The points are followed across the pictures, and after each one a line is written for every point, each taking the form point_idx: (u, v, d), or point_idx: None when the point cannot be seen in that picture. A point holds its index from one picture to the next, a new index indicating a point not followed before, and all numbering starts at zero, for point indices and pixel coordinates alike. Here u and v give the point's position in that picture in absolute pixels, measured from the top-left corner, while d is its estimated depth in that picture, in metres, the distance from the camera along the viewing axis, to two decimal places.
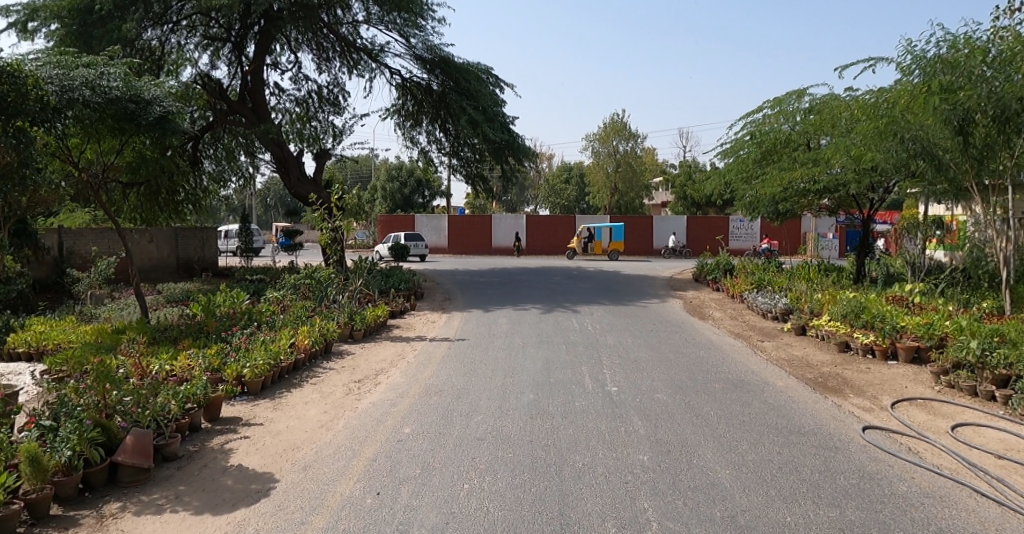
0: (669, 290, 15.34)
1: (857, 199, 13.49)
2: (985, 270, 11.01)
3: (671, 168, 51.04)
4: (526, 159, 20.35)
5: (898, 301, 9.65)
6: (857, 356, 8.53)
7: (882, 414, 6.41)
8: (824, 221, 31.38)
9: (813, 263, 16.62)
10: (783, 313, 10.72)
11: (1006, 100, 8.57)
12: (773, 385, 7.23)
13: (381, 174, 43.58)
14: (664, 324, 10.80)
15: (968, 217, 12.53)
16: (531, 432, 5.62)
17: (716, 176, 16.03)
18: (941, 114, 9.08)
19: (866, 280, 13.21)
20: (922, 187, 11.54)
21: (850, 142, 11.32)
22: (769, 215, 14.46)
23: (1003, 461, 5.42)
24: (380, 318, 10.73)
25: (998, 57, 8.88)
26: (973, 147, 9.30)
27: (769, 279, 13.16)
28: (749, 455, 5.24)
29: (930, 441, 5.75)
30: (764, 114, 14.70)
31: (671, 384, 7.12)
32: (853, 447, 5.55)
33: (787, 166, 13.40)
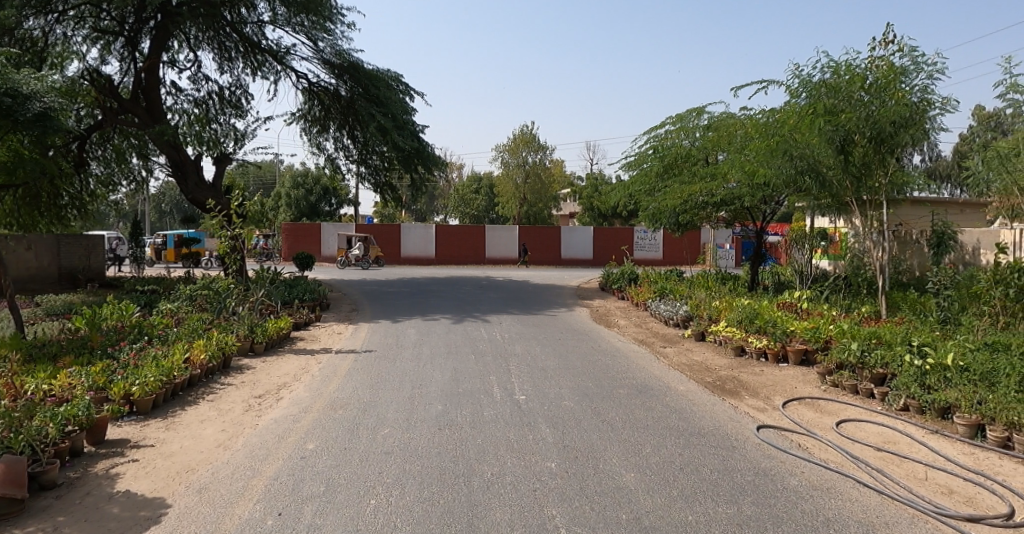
0: (576, 299, 15.64)
1: (750, 212, 14.19)
2: (863, 278, 11.85)
3: (577, 181, 52.38)
4: (435, 168, 20.34)
5: (788, 307, 10.23)
6: (751, 360, 8.96)
7: (774, 414, 6.77)
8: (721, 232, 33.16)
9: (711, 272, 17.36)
10: (683, 320, 11.14)
11: (881, 123, 9.36)
12: (674, 390, 7.49)
13: (286, 182, 42.14)
14: (571, 332, 10.98)
15: (848, 229, 13.44)
16: (439, 444, 5.54)
17: (620, 188, 16.47)
18: (825, 134, 9.70)
19: (759, 288, 13.92)
20: (808, 202, 12.31)
21: (746, 159, 11.93)
22: (670, 226, 14.93)
23: (882, 453, 5.90)
24: (283, 329, 10.34)
25: (874, 83, 9.58)
26: (852, 165, 9.92)
27: (670, 287, 13.65)
28: (652, 457, 5.41)
29: (817, 437, 6.14)
30: (665, 129, 15.25)
31: (577, 391, 7.24)
32: (748, 446, 5.83)
33: (687, 180, 13.94)
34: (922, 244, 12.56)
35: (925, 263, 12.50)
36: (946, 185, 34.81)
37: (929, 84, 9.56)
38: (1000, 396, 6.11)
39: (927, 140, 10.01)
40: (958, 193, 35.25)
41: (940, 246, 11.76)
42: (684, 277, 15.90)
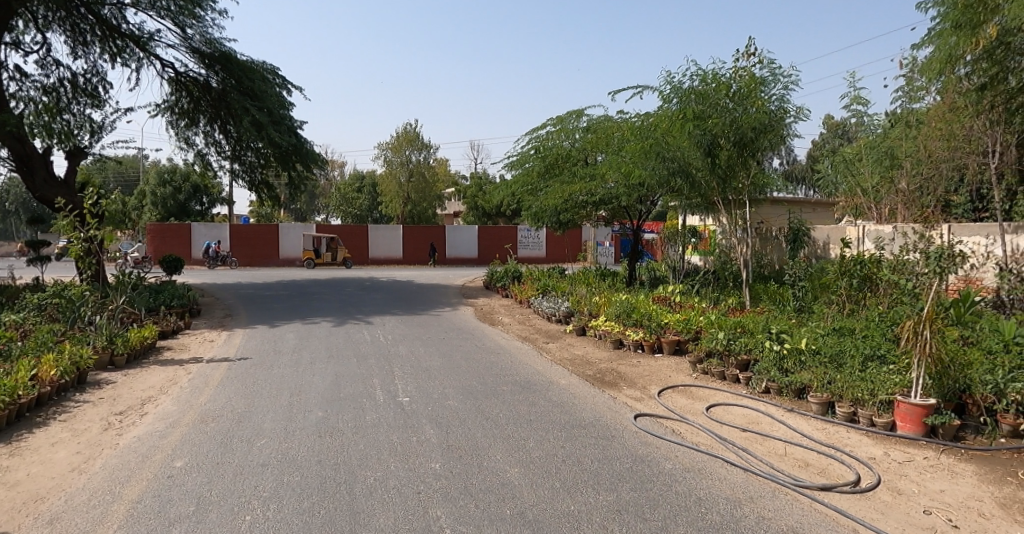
0: (461, 299, 15.67)
1: (627, 211, 14.77)
2: (730, 272, 12.68)
3: (462, 180, 52.52)
4: (315, 165, 19.69)
5: (662, 301, 10.78)
6: (629, 352, 9.35)
7: (650, 403, 7.11)
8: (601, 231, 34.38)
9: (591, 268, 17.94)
10: (565, 316, 11.45)
11: (743, 128, 10.05)
12: (556, 384, 7.68)
13: (151, 178, 39.04)
14: (455, 331, 10.99)
15: (715, 226, 14.31)
16: (319, 452, 5.36)
17: (503, 188, 16.65)
18: (694, 138, 10.25)
19: (636, 283, 14.54)
20: (680, 201, 13.02)
21: (623, 160, 12.40)
22: (552, 225, 15.20)
23: (748, 433, 6.36)
24: (148, 339, 9.60)
25: (738, 91, 10.25)
26: (718, 167, 10.48)
27: (553, 284, 13.96)
28: (535, 451, 5.52)
29: (690, 421, 6.51)
30: (546, 130, 15.58)
31: (461, 390, 7.24)
32: (626, 434, 6.09)
33: (567, 180, 14.32)
34: (780, 240, 13.61)
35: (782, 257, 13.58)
36: (801, 187, 38.06)
37: (784, 94, 10.38)
38: (846, 376, 6.80)
39: (783, 146, 10.85)
40: (810, 194, 38.69)
41: (796, 241, 12.79)
42: (566, 274, 16.33)
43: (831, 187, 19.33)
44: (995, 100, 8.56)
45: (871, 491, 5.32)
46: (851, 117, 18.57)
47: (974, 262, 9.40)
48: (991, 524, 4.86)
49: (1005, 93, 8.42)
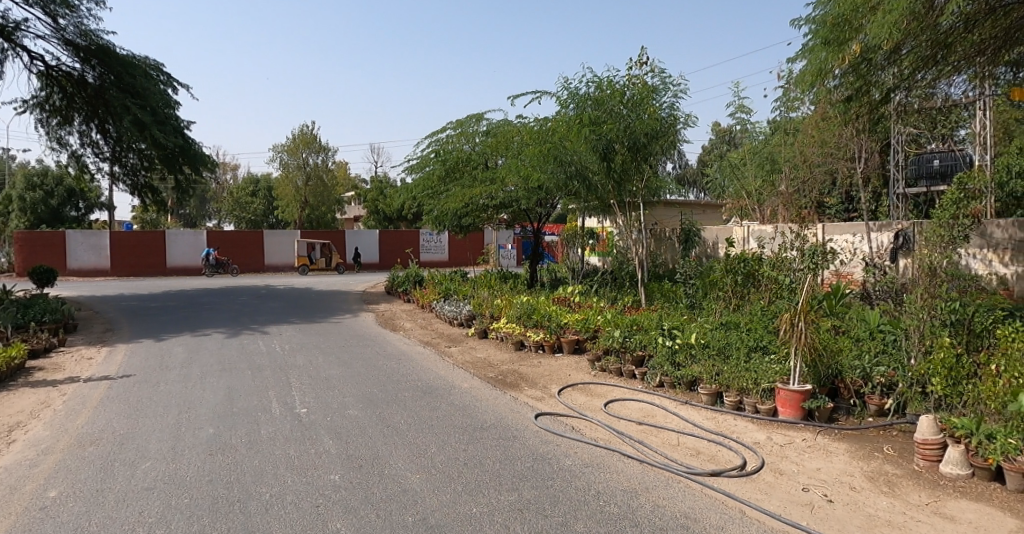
0: (362, 305, 15.39)
1: (528, 214, 14.98)
2: (627, 272, 13.15)
3: (362, 183, 51.60)
4: (204, 168, 18.78)
5: (562, 301, 11.04)
6: (530, 352, 9.54)
7: (551, 402, 7.29)
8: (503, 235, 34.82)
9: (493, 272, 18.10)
10: (467, 319, 11.50)
11: (637, 134, 10.41)
12: (458, 387, 7.72)
13: (16, 182, 35.79)
14: (356, 338, 10.79)
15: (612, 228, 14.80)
16: (211, 471, 5.14)
17: (404, 191, 16.50)
18: (590, 142, 10.50)
19: (538, 285, 14.80)
20: (578, 204, 13.40)
21: (522, 164, 12.59)
22: (453, 228, 15.15)
23: (643, 426, 6.65)
24: (15, 359, 8.81)
25: (631, 98, 10.64)
26: (614, 171, 10.82)
27: (455, 287, 13.96)
28: (438, 456, 5.53)
29: (589, 418, 6.73)
30: (446, 133, 15.61)
31: (362, 398, 7.15)
32: (528, 434, 6.21)
33: (468, 184, 14.38)
34: (673, 241, 14.24)
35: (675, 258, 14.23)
36: (692, 190, 40.07)
37: (674, 102, 10.88)
38: (733, 367, 7.23)
39: (674, 150, 11.36)
40: (700, 196, 40.76)
41: (686, 242, 13.45)
42: (468, 277, 16.39)
43: (717, 190, 20.42)
44: (860, 111, 9.31)
45: (755, 474, 5.71)
46: (735, 124, 19.70)
47: (845, 258, 10.25)
48: (859, 497, 5.35)
49: (869, 104, 9.11)
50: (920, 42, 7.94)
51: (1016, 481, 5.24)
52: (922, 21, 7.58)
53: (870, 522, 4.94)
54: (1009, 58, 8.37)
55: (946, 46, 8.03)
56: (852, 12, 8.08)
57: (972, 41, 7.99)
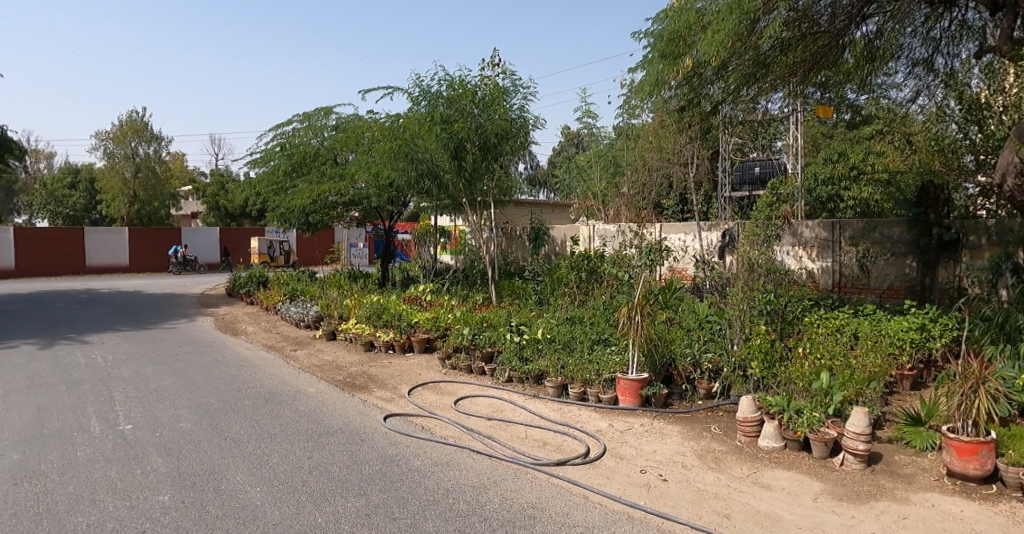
0: (199, 308, 14.37)
1: (379, 212, 14.73)
2: (477, 270, 13.28)
3: (201, 176, 48.09)
4: (8, 156, 16.60)
5: (413, 300, 10.97)
6: (380, 353, 9.42)
7: (401, 402, 7.25)
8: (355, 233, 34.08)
9: (342, 270, 17.63)
10: (315, 320, 11.13)
11: (488, 134, 10.59)
12: (304, 392, 7.46)
13: None
14: (192, 345, 10.07)
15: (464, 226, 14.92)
16: (14, 503, 4.58)
17: (246, 187, 15.61)
18: (441, 140, 10.46)
19: (389, 284, 14.60)
20: (431, 203, 13.40)
21: (372, 161, 12.31)
22: (300, 226, 14.56)
23: (492, 421, 6.80)
24: None
25: (483, 99, 10.75)
26: (465, 170, 10.91)
27: (302, 287, 13.42)
28: (281, 466, 5.33)
29: (439, 416, 6.77)
30: (292, 126, 14.93)
31: (196, 410, 6.70)
32: (376, 437, 6.14)
33: (316, 180, 13.89)
34: (524, 240, 14.61)
35: (524, 256, 14.63)
36: (543, 190, 41.33)
37: (525, 104, 11.16)
38: (577, 360, 7.58)
39: (524, 151, 11.66)
40: (550, 197, 42.26)
41: (536, 240, 13.89)
42: (316, 277, 15.83)
43: (565, 191, 21.26)
44: (692, 120, 10.07)
45: (597, 460, 6.04)
46: (582, 129, 20.60)
47: (677, 256, 11.13)
48: (690, 474, 5.85)
49: (700, 115, 9.86)
50: (743, 61, 8.74)
51: (819, 449, 5.99)
52: (745, 43, 8.34)
53: (699, 496, 5.42)
54: (816, 80, 9.43)
55: (764, 65, 8.89)
56: (686, 30, 8.75)
57: (786, 62, 8.91)
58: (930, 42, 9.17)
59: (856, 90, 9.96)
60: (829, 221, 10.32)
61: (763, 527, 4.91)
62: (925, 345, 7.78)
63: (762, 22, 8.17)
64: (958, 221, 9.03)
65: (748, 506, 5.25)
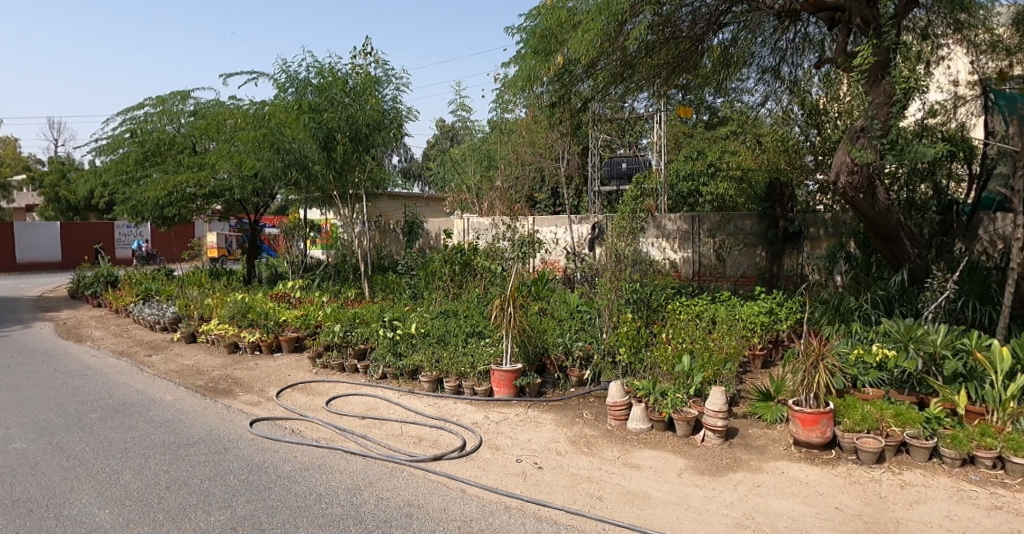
0: (35, 313, 12.98)
1: (243, 205, 13.96)
2: (349, 265, 12.78)
3: (36, 164, 43.40)
4: None
5: (280, 297, 10.51)
6: (246, 354, 8.97)
7: (269, 406, 6.94)
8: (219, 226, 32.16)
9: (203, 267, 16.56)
10: (172, 322, 10.41)
11: (359, 125, 10.31)
12: (161, 401, 6.95)
13: None
14: (27, 355, 9.08)
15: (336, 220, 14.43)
16: None
17: (91, 176, 14.30)
18: (309, 130, 10.05)
19: (255, 282, 13.89)
20: (301, 196, 12.87)
21: (235, 150, 11.59)
22: (155, 219, 13.52)
23: (367, 420, 6.67)
24: None
25: (354, 88, 10.44)
26: (334, 161, 10.59)
27: (158, 287, 12.46)
28: (134, 484, 4.94)
29: (310, 418, 6.55)
30: (143, 111, 13.81)
31: (32, 428, 6.05)
32: (242, 444, 5.85)
33: (172, 169, 12.95)
34: (398, 233, 14.39)
35: (398, 250, 14.40)
36: (417, 184, 40.91)
37: (397, 95, 10.97)
38: (451, 353, 7.59)
39: (396, 143, 11.43)
40: (424, 191, 41.92)
41: (410, 234, 13.74)
42: (174, 275, 14.77)
43: (439, 184, 21.16)
44: (562, 116, 10.33)
45: (474, 452, 6.10)
46: (456, 122, 20.55)
47: (550, 248, 11.40)
48: (564, 459, 6.04)
49: (570, 111, 10.13)
50: (611, 61, 9.08)
51: (683, 428, 6.38)
52: (613, 43, 8.67)
53: (573, 481, 5.61)
54: (678, 82, 9.93)
55: (631, 65, 9.28)
56: (557, 28, 8.92)
57: (650, 64, 9.35)
58: (777, 52, 9.93)
59: (713, 93, 10.56)
60: (689, 215, 10.98)
61: (633, 506, 5.17)
62: (774, 327, 8.50)
63: (629, 25, 8.53)
64: (800, 215, 9.98)
65: (619, 487, 5.50)
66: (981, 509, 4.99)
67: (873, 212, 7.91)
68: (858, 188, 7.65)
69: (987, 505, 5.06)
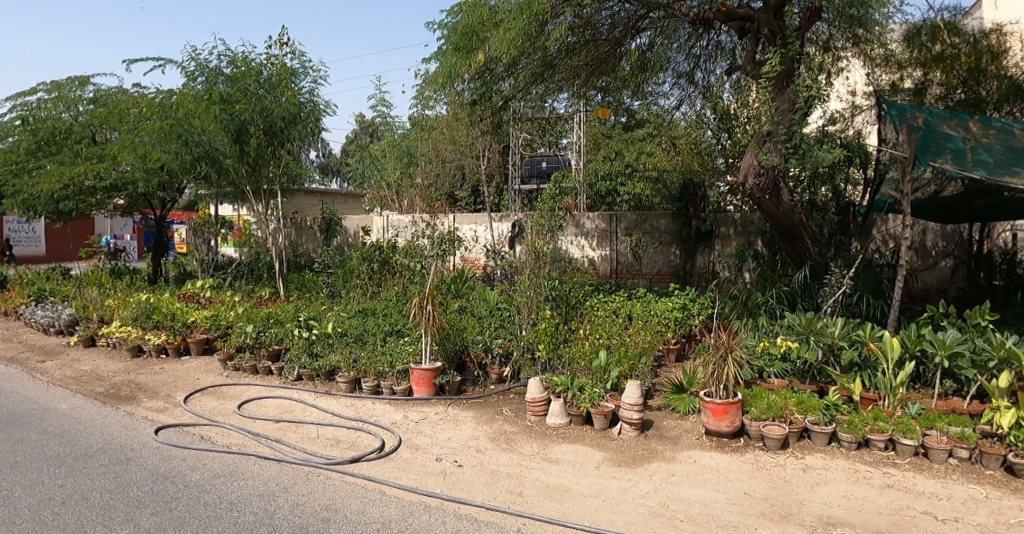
0: None
1: (148, 200, 13.27)
2: (263, 263, 12.36)
3: None
4: None
5: (188, 297, 10.07)
6: (150, 358, 8.57)
7: (176, 411, 6.66)
8: (121, 222, 30.41)
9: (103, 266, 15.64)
10: (68, 325, 9.84)
11: (274, 117, 9.98)
12: (55, 411, 6.54)
13: None
14: None
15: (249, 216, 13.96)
16: None
17: None
18: (220, 121, 9.62)
19: (162, 281, 13.26)
20: (211, 190, 12.35)
21: (138, 140, 10.97)
22: (49, 214, 12.67)
23: (281, 423, 6.51)
24: None
25: (269, 79, 10.10)
26: (247, 155, 10.22)
27: (52, 287, 11.68)
28: (24, 501, 4.64)
29: (221, 423, 6.33)
30: (35, 97, 12.94)
31: None
32: (146, 454, 5.59)
33: (68, 161, 12.15)
34: (314, 230, 14.06)
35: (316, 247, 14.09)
36: (335, 179, 40.00)
37: (314, 87, 10.68)
38: (369, 353, 7.49)
39: (314, 137, 11.13)
40: (342, 187, 41.02)
41: (327, 231, 13.45)
42: (70, 274, 13.88)
43: (358, 180, 20.78)
44: (483, 114, 10.33)
45: (393, 453, 6.06)
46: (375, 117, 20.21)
47: (469, 246, 11.43)
48: (484, 456, 6.10)
49: (491, 109, 10.14)
50: (532, 60, 9.16)
51: (600, 422, 6.54)
52: (534, 43, 8.75)
53: (493, 478, 5.67)
54: (597, 84, 10.11)
55: (551, 65, 9.39)
56: (479, 25, 8.90)
57: (570, 65, 9.49)
58: (691, 58, 10.27)
59: (631, 96, 10.82)
60: (606, 214, 11.25)
61: (553, 500, 5.28)
62: (687, 322, 8.85)
63: (550, 25, 8.62)
64: (712, 215, 10.46)
65: (539, 482, 5.60)
66: (875, 488, 5.38)
67: (777, 212, 8.33)
68: (764, 190, 8.03)
69: (880, 484, 5.46)
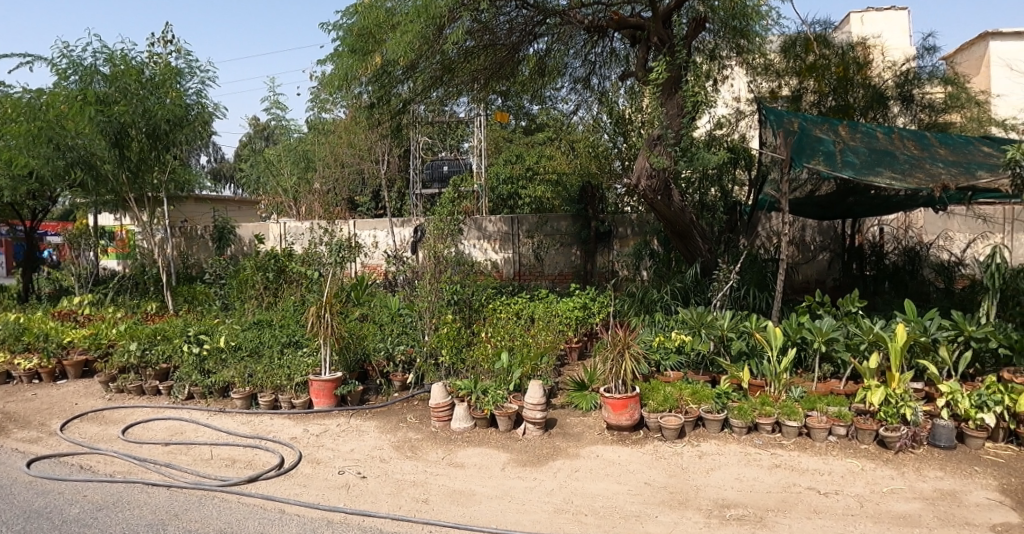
0: None
1: (16, 211, 12.29)
2: (150, 276, 11.69)
3: None
4: None
5: (64, 316, 9.39)
6: (21, 385, 8.02)
7: (51, 441, 6.26)
8: None
9: None
10: None
11: (157, 119, 9.46)
12: None
13: None
14: None
15: (133, 227, 13.26)
16: None
17: None
18: (97, 124, 9.00)
19: (33, 298, 12.35)
20: (87, 199, 11.58)
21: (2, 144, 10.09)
22: None
23: (170, 446, 6.23)
24: None
25: (152, 79, 9.55)
26: (128, 160, 9.67)
27: None
28: None
29: (103, 451, 5.99)
30: None
31: None
32: (17, 490, 5.23)
33: None
34: (206, 239, 13.47)
35: (208, 256, 13.50)
36: (230, 185, 38.31)
37: (201, 88, 10.19)
38: (266, 367, 7.26)
39: (202, 141, 10.63)
40: (237, 192, 39.36)
41: (220, 240, 12.90)
42: None
43: (253, 185, 20.03)
44: (382, 117, 10.14)
45: (292, 469, 5.93)
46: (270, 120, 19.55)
47: (369, 252, 11.33)
48: (388, 465, 6.08)
49: (390, 112, 10.00)
50: (430, 63, 9.13)
51: (505, 423, 6.66)
52: (432, 46, 8.72)
53: (398, 487, 5.67)
54: (497, 88, 10.19)
55: (450, 69, 9.41)
56: (375, 27, 8.79)
57: (469, 68, 9.55)
58: (588, 64, 10.56)
59: (530, 100, 10.97)
60: (508, 217, 11.39)
61: (459, 504, 5.35)
62: (588, 321, 9.14)
63: (448, 29, 8.63)
64: (610, 216, 10.88)
65: (445, 487, 5.65)
66: (764, 468, 5.77)
67: (669, 212, 8.70)
68: (656, 191, 8.37)
69: (768, 464, 5.86)
